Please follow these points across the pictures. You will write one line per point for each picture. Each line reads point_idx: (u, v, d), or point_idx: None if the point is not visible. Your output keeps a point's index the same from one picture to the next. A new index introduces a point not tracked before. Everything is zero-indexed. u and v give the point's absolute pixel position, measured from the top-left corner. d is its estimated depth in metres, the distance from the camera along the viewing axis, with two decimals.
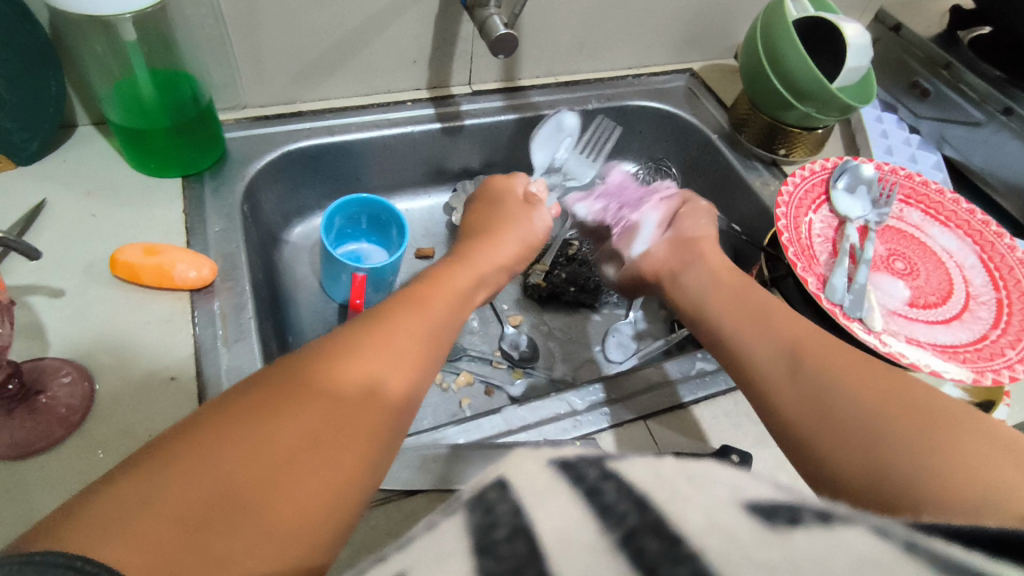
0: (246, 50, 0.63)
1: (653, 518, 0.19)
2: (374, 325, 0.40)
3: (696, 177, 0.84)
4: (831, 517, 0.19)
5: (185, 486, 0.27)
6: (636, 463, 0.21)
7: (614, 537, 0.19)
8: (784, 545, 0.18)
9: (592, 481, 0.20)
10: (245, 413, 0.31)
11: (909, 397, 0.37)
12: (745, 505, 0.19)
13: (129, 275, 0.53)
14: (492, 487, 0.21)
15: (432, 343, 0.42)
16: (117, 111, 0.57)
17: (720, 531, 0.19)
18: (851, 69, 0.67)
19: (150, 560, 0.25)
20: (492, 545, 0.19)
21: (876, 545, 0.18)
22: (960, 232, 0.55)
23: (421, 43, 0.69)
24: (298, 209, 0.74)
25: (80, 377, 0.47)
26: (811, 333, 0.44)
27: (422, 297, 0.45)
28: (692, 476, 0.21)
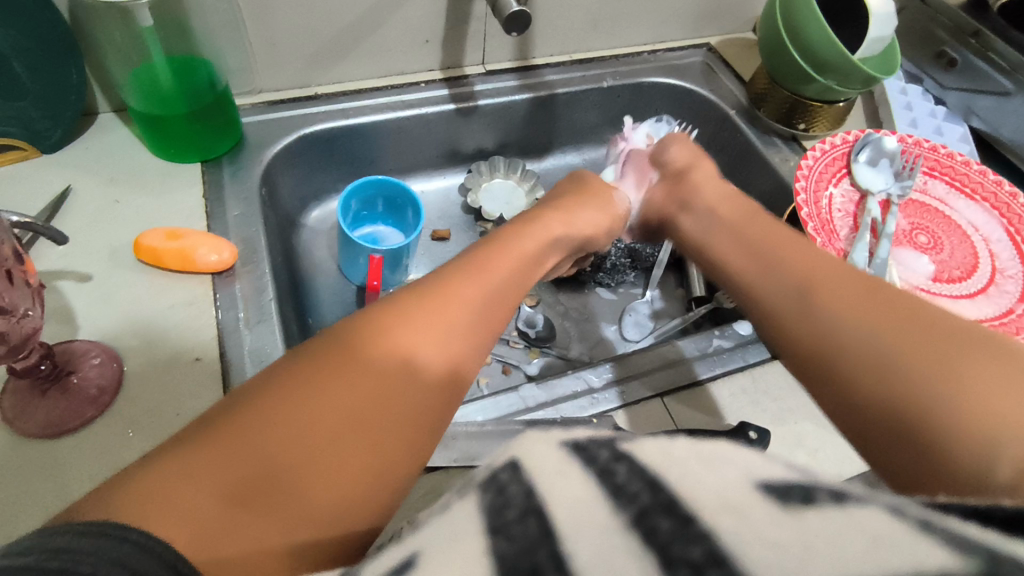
0: (261, 35, 0.64)
1: (664, 498, 0.20)
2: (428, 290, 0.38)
3: (713, 154, 0.82)
4: (844, 496, 0.19)
5: (223, 460, 0.28)
6: (646, 446, 0.22)
7: (625, 518, 0.19)
8: (796, 523, 0.19)
9: (603, 462, 0.21)
10: (288, 384, 0.32)
11: (934, 325, 0.35)
12: (759, 484, 0.20)
13: (152, 259, 0.54)
14: (503, 469, 0.22)
15: (492, 310, 0.40)
16: (137, 98, 0.58)
17: (732, 510, 0.19)
18: (873, 40, 0.65)
19: (195, 534, 0.26)
20: (504, 526, 0.20)
21: (889, 522, 0.18)
22: (987, 205, 0.54)
23: (434, 23, 0.69)
24: (315, 193, 0.75)
25: (109, 358, 0.48)
26: (824, 262, 0.41)
27: (491, 251, 0.44)
28: (702, 455, 0.21)
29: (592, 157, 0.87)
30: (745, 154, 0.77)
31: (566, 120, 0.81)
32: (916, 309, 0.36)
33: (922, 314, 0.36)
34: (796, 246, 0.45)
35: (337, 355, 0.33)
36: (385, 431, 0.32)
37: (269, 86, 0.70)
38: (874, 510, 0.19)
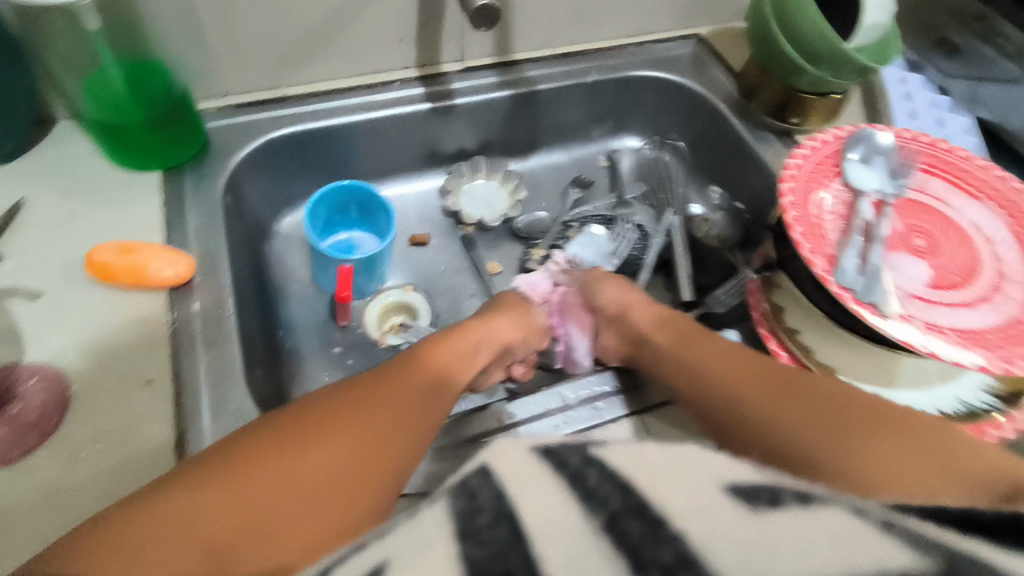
0: (222, 36, 0.60)
1: (635, 502, 0.24)
2: (373, 381, 0.46)
3: (703, 151, 0.79)
4: (805, 498, 0.24)
5: (195, 521, 0.34)
6: (619, 453, 0.27)
7: (598, 522, 0.24)
8: (764, 522, 0.23)
9: (575, 467, 0.26)
10: (252, 455, 0.38)
11: (826, 403, 0.42)
12: (729, 487, 0.24)
13: (104, 275, 0.51)
14: (477, 474, 0.27)
15: (427, 396, 0.48)
16: (92, 106, 0.56)
17: (703, 511, 0.23)
18: (867, 27, 0.61)
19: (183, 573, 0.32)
20: (476, 531, 0.24)
21: (847, 524, 0.23)
22: (990, 203, 0.50)
23: (406, 20, 0.66)
24: (288, 199, 0.72)
25: (54, 382, 0.46)
26: (730, 354, 0.49)
27: (428, 352, 0.52)
28: (673, 461, 0.26)
29: (578, 155, 0.84)
30: (736, 149, 0.73)
31: (548, 118, 0.78)
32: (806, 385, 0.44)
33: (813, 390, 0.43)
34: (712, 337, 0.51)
35: (296, 430, 0.41)
36: (337, 496, 0.38)
37: (235, 88, 0.66)
38: (832, 511, 0.23)
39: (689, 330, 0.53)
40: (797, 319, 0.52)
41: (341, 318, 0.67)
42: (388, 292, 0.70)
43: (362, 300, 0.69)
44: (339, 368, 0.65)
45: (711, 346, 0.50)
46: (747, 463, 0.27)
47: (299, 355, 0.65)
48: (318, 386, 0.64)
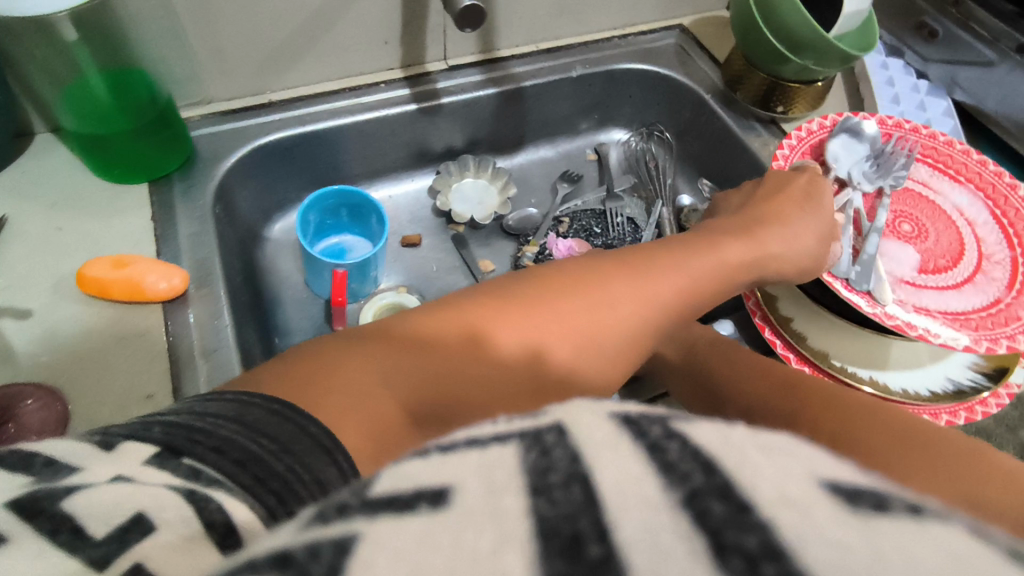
0: (204, 43, 0.60)
1: (720, 482, 0.15)
2: (592, 282, 0.41)
3: (690, 141, 0.80)
4: (921, 510, 0.14)
5: (412, 379, 0.35)
6: (701, 427, 0.17)
7: (677, 496, 0.15)
8: (865, 528, 0.13)
9: (653, 439, 0.17)
10: (453, 331, 0.38)
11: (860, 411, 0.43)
12: (824, 483, 0.15)
13: (98, 290, 0.51)
14: (549, 432, 0.18)
15: (659, 314, 0.41)
16: (71, 119, 0.55)
17: (791, 503, 0.14)
18: (849, 15, 0.62)
19: (371, 434, 0.31)
20: (547, 488, 0.15)
21: (976, 547, 0.13)
22: (971, 186, 0.51)
23: (388, 22, 0.65)
24: (277, 205, 0.72)
25: (51, 400, 0.45)
26: (752, 368, 0.50)
27: (677, 245, 0.44)
28: (766, 445, 0.16)
29: (566, 150, 0.84)
30: (723, 139, 0.74)
31: (535, 114, 0.78)
32: (832, 396, 0.44)
33: (838, 399, 0.44)
34: (722, 352, 0.53)
35: (515, 304, 0.39)
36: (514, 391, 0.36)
37: (219, 95, 0.66)
38: (955, 531, 0.14)
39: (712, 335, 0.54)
40: (790, 307, 0.53)
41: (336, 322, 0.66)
42: (382, 296, 0.68)
43: (357, 304, 0.69)
44: None
45: (735, 355, 0.51)
46: (835, 456, 0.17)
47: None
48: None
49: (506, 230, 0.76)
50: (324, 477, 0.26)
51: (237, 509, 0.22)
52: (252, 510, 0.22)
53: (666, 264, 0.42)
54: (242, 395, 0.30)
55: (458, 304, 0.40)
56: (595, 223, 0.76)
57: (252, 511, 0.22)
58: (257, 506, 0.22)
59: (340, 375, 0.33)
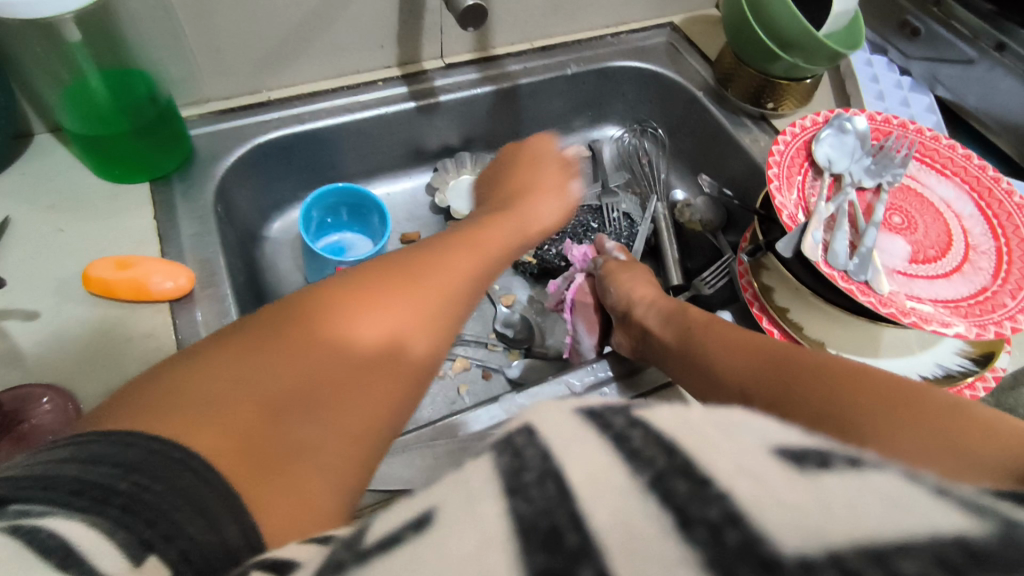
0: (203, 42, 0.60)
1: (681, 462, 0.17)
2: (370, 284, 0.43)
3: (682, 137, 0.81)
4: (860, 462, 0.17)
5: (261, 382, 0.36)
6: (660, 412, 0.19)
7: (644, 480, 0.17)
8: (814, 486, 0.16)
9: (619, 429, 0.19)
10: (286, 340, 0.39)
11: (869, 378, 0.41)
12: (774, 450, 0.17)
13: (104, 290, 0.51)
14: (520, 433, 0.19)
15: (458, 301, 0.46)
16: (72, 119, 0.55)
17: (747, 475, 0.16)
18: (836, 15, 0.64)
19: (230, 443, 0.33)
20: (523, 487, 0.17)
21: (905, 489, 0.15)
22: (957, 179, 0.53)
23: (387, 21, 0.66)
24: (276, 204, 0.72)
25: (63, 400, 0.45)
26: (758, 341, 0.50)
27: (452, 247, 0.49)
28: (719, 421, 0.19)
29: (560, 147, 0.85)
30: (714, 135, 0.76)
31: (530, 112, 0.79)
32: (842, 366, 0.43)
33: (848, 369, 0.43)
34: (723, 331, 0.53)
35: (356, 299, 0.42)
36: (376, 380, 0.41)
37: (217, 94, 0.66)
38: (890, 476, 0.16)
39: (704, 321, 0.56)
40: (785, 298, 0.54)
41: None
42: None
43: None
44: None
45: (730, 333, 0.52)
46: (787, 422, 0.19)
47: None
48: None
49: None
50: (208, 505, 0.29)
51: (77, 533, 0.23)
52: (121, 550, 0.24)
53: (463, 252, 0.49)
54: (99, 432, 0.30)
55: (303, 300, 0.42)
56: (591, 219, 0.77)
57: (93, 531, 0.24)
58: (105, 528, 0.24)
59: (197, 407, 0.33)
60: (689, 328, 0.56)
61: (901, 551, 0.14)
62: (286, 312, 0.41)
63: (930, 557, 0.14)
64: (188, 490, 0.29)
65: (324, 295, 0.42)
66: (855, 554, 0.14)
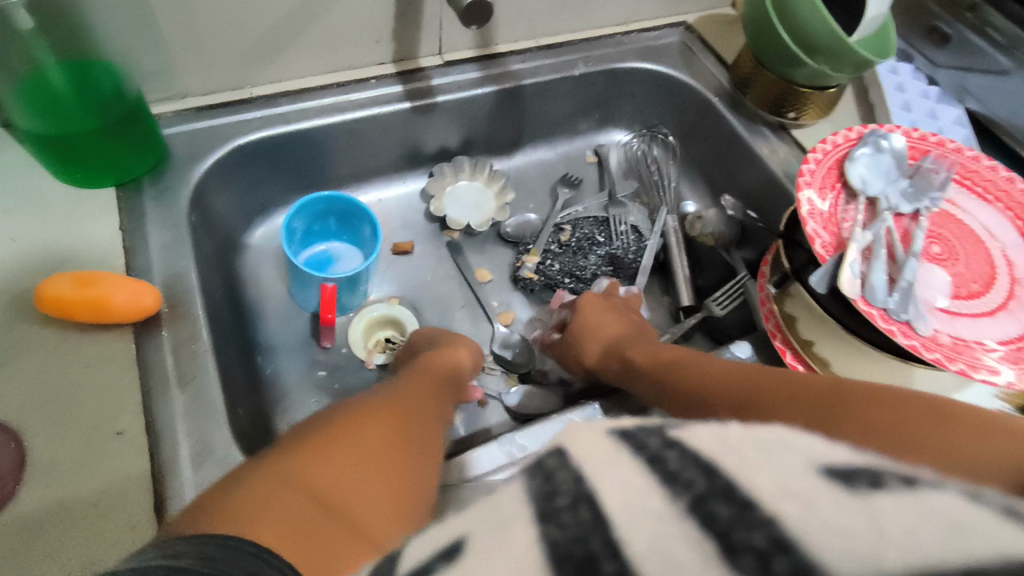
0: (179, 34, 0.54)
1: (721, 484, 0.17)
2: (370, 401, 0.45)
3: (694, 144, 0.77)
4: (918, 480, 0.16)
5: (305, 467, 0.36)
6: (699, 434, 0.19)
7: (682, 505, 0.16)
8: (869, 512, 0.15)
9: (653, 450, 0.18)
10: (319, 444, 0.38)
11: (898, 398, 0.36)
12: (821, 469, 0.16)
13: (58, 310, 0.45)
14: (552, 457, 0.20)
15: (435, 410, 0.49)
16: (26, 117, 0.49)
17: (796, 497, 0.16)
18: (870, 20, 0.59)
19: (290, 530, 0.32)
20: (555, 513, 0.17)
21: (971, 510, 0.15)
22: (999, 206, 0.49)
23: (383, 15, 0.60)
24: (259, 209, 0.67)
25: (6, 439, 0.41)
26: (745, 368, 0.47)
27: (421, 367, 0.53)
28: (759, 441, 0.18)
29: (565, 151, 0.81)
30: (730, 144, 0.71)
31: (534, 113, 0.74)
32: (864, 387, 0.38)
33: (871, 389, 0.38)
34: (704, 362, 0.51)
35: (357, 404, 0.45)
36: (404, 461, 0.41)
37: (195, 89, 0.60)
38: (951, 497, 0.15)
39: (675, 355, 0.53)
40: (811, 329, 0.49)
41: (324, 339, 0.62)
42: (373, 308, 0.65)
43: (345, 317, 0.65)
44: (326, 391, 0.61)
45: (708, 367, 0.50)
46: (831, 440, 0.18)
47: (282, 379, 0.60)
48: (305, 414, 0.59)
49: (504, 238, 0.72)
50: None
51: None
52: None
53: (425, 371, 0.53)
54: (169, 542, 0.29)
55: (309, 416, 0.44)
56: (597, 231, 0.73)
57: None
58: None
59: (251, 508, 0.33)
60: (681, 352, 0.54)
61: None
62: (301, 431, 0.41)
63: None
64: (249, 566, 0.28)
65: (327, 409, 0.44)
66: None
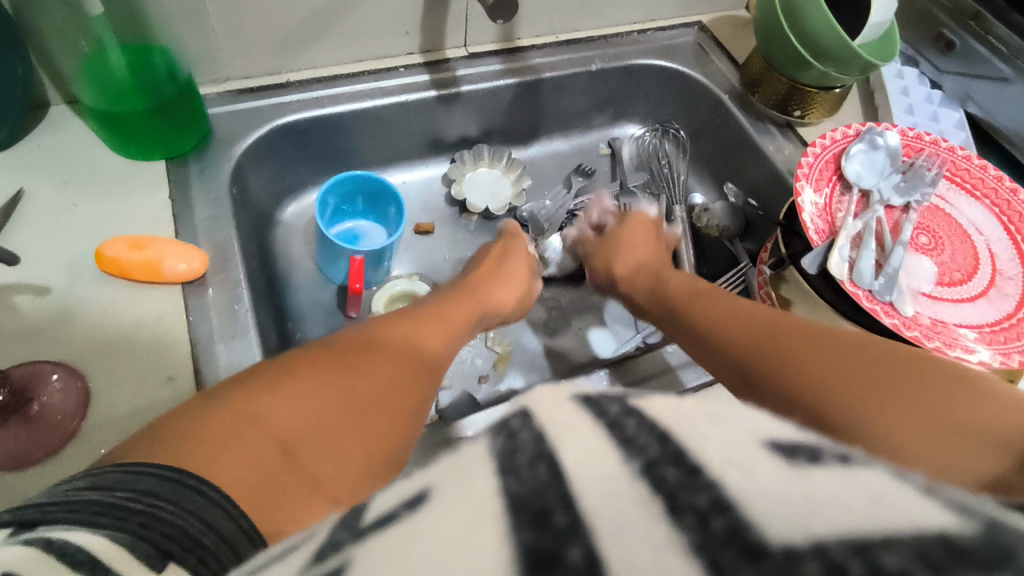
0: (225, 22, 0.58)
1: (674, 450, 0.18)
2: (363, 342, 0.44)
3: (704, 141, 0.80)
4: (851, 460, 0.17)
5: (280, 411, 0.36)
6: (657, 403, 0.20)
7: (635, 467, 0.17)
8: (802, 480, 0.16)
9: (613, 416, 0.20)
10: (291, 388, 0.37)
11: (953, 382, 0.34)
12: (766, 443, 0.18)
13: (117, 270, 0.50)
14: (517, 416, 0.21)
15: (432, 356, 0.47)
16: (90, 93, 0.54)
17: (738, 466, 0.17)
18: (873, 26, 0.62)
19: (246, 474, 0.32)
20: (515, 468, 0.18)
21: (892, 485, 0.16)
22: (987, 202, 0.52)
23: (413, 9, 0.65)
24: (291, 187, 0.71)
25: (72, 379, 0.45)
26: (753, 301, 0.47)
27: (450, 303, 0.54)
28: (714, 415, 0.19)
29: (579, 143, 0.84)
30: (738, 140, 0.74)
31: (551, 106, 0.78)
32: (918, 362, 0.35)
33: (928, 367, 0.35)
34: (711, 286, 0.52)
35: (354, 346, 0.43)
36: (384, 413, 0.40)
37: (236, 73, 0.64)
38: (880, 475, 0.17)
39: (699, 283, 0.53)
40: (804, 311, 0.51)
41: (348, 308, 0.67)
42: (394, 283, 0.69)
43: (370, 290, 0.69)
44: None
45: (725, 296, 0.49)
46: (776, 421, 0.19)
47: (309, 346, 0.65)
48: None
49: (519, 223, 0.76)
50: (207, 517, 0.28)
51: (99, 544, 0.24)
52: (144, 562, 0.25)
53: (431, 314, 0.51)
54: (140, 467, 0.30)
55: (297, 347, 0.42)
56: None
57: (115, 543, 0.24)
58: (118, 534, 0.25)
59: (219, 443, 0.33)
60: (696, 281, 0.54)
61: (884, 544, 0.14)
62: (283, 362, 0.40)
63: (912, 553, 0.14)
64: (208, 518, 0.29)
65: (319, 343, 0.43)
66: (839, 544, 0.14)
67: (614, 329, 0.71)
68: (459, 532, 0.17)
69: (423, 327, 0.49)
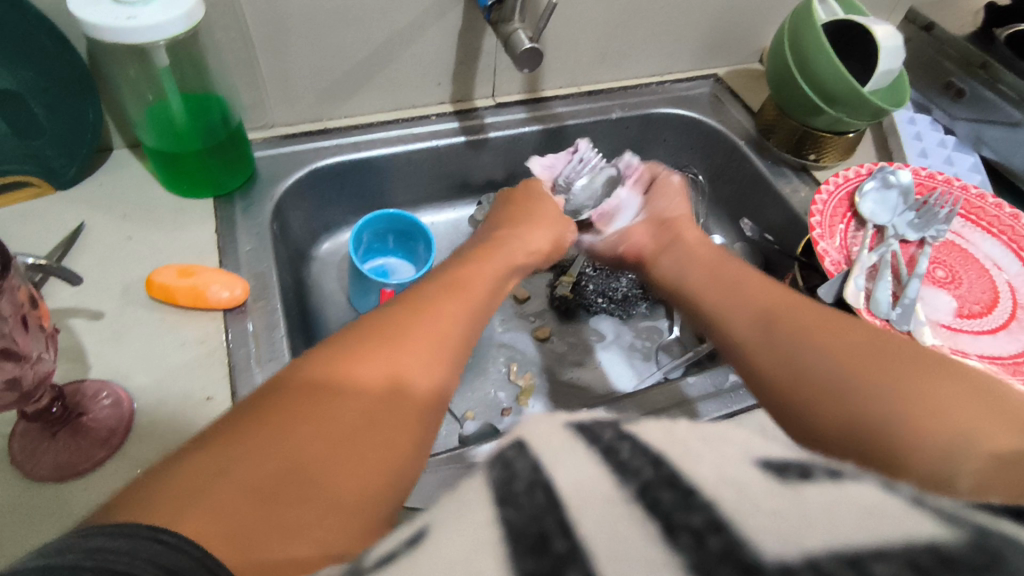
0: (274, 71, 0.64)
1: (668, 473, 0.16)
2: (376, 347, 0.38)
3: (722, 184, 0.83)
4: (843, 474, 0.16)
5: (261, 449, 0.31)
6: (649, 427, 0.18)
7: (628, 491, 0.16)
8: (794, 497, 0.16)
9: (607, 441, 0.18)
10: (276, 423, 0.32)
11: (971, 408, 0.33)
12: (756, 461, 0.17)
13: (164, 296, 0.54)
14: (510, 446, 0.18)
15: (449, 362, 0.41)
16: (151, 136, 0.58)
17: (732, 484, 0.16)
18: (882, 74, 0.65)
19: (225, 526, 0.27)
20: (513, 495, 0.16)
21: (881, 498, 0.15)
22: (1003, 238, 0.53)
23: (444, 61, 0.70)
24: (326, 226, 0.75)
25: (120, 399, 0.47)
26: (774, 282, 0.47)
27: (464, 281, 0.48)
28: (707, 436, 0.18)
29: None
30: (755, 183, 0.77)
31: None
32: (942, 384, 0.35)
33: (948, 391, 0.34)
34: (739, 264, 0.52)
35: (352, 355, 0.37)
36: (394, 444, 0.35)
37: (282, 120, 0.70)
38: (872, 489, 0.16)
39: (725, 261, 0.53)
40: None
41: None
42: None
43: None
44: None
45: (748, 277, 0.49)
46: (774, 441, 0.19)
47: None
48: None
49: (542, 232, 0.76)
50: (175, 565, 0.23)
51: None
52: None
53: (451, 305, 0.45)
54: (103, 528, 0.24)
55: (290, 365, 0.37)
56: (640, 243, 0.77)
57: None
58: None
59: (193, 493, 0.28)
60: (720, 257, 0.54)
61: (875, 555, 0.14)
62: (255, 403, 0.34)
63: (902, 562, 0.14)
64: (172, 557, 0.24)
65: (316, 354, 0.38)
66: (827, 556, 0.14)
67: (632, 364, 0.72)
68: (466, 549, 0.15)
69: (442, 323, 0.42)
